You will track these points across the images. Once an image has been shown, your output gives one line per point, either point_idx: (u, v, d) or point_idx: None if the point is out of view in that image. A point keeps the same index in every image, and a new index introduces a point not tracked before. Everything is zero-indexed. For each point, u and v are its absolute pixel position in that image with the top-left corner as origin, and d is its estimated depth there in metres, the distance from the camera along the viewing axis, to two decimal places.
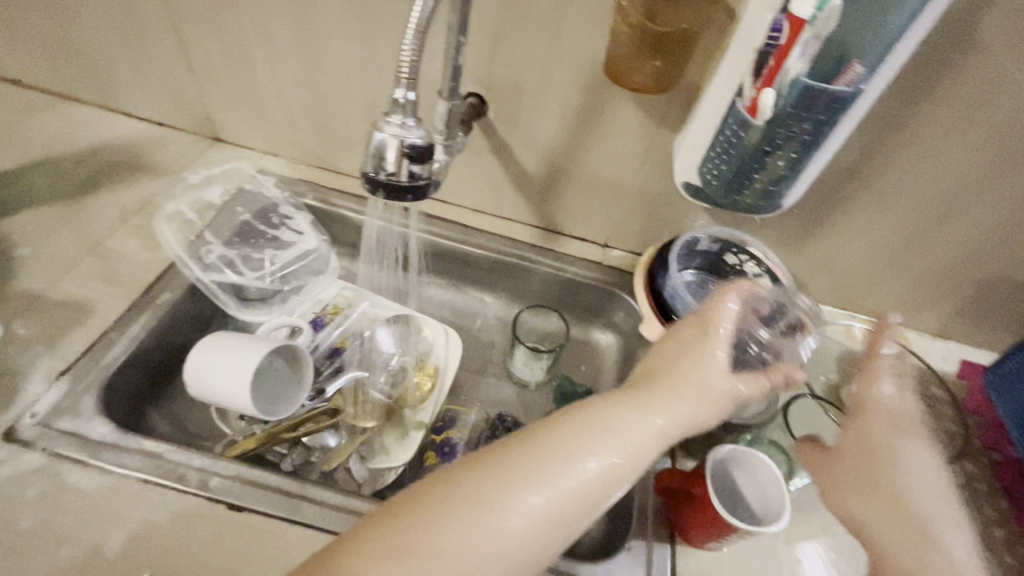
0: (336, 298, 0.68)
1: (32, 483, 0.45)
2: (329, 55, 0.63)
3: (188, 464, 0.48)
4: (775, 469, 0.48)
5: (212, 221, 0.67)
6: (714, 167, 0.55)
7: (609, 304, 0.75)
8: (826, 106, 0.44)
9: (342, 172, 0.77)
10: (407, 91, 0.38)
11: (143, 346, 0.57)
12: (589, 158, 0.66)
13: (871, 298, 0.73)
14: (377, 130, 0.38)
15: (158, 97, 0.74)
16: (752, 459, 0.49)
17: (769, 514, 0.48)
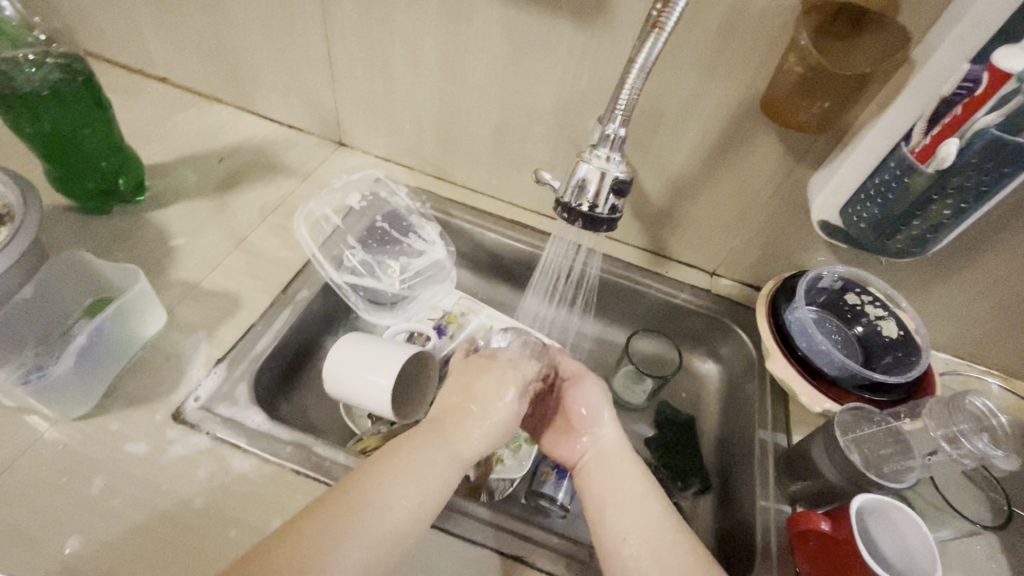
0: (453, 307, 0.70)
1: (200, 464, 0.48)
2: (471, 74, 0.66)
3: (334, 459, 0.51)
4: (924, 530, 0.47)
5: (347, 223, 0.71)
6: (862, 210, 0.54)
7: (716, 334, 0.74)
8: (1014, 158, 0.43)
9: (458, 183, 0.80)
10: (621, 126, 0.43)
11: (285, 341, 0.60)
12: (715, 187, 0.66)
13: (994, 351, 0.70)
14: (581, 164, 0.44)
15: (295, 102, 0.79)
16: (894, 513, 0.49)
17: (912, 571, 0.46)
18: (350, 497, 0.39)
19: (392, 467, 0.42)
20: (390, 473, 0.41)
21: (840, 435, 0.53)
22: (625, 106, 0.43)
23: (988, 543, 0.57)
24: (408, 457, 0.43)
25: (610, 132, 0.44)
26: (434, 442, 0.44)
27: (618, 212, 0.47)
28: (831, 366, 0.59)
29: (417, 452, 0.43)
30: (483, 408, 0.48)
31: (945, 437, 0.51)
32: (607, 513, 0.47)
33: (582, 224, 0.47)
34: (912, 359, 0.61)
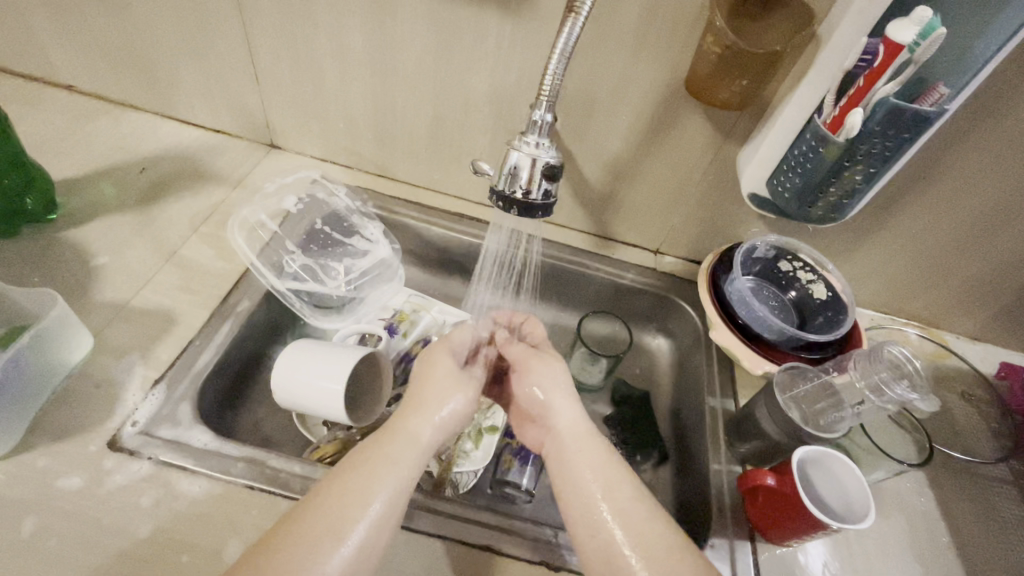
0: (404, 305, 0.69)
1: (145, 491, 0.46)
2: (402, 67, 0.64)
3: (290, 471, 0.50)
4: (858, 472, 0.51)
5: (285, 228, 0.68)
6: (786, 180, 0.57)
7: (663, 310, 0.77)
8: (912, 124, 0.47)
9: (400, 179, 0.78)
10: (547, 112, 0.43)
11: (228, 355, 0.58)
12: (652, 168, 0.68)
13: (913, 303, 0.76)
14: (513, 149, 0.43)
15: (220, 105, 0.75)
16: (831, 458, 0.52)
17: (851, 512, 0.50)
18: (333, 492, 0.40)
19: (365, 461, 0.42)
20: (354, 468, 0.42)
21: (778, 393, 0.56)
22: (551, 90, 0.43)
23: (916, 479, 0.62)
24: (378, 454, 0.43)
25: (538, 118, 0.44)
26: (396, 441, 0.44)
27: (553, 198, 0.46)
28: (769, 331, 0.62)
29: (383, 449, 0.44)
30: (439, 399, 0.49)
31: (870, 388, 0.54)
32: (569, 488, 0.47)
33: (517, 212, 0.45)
34: (841, 318, 0.65)
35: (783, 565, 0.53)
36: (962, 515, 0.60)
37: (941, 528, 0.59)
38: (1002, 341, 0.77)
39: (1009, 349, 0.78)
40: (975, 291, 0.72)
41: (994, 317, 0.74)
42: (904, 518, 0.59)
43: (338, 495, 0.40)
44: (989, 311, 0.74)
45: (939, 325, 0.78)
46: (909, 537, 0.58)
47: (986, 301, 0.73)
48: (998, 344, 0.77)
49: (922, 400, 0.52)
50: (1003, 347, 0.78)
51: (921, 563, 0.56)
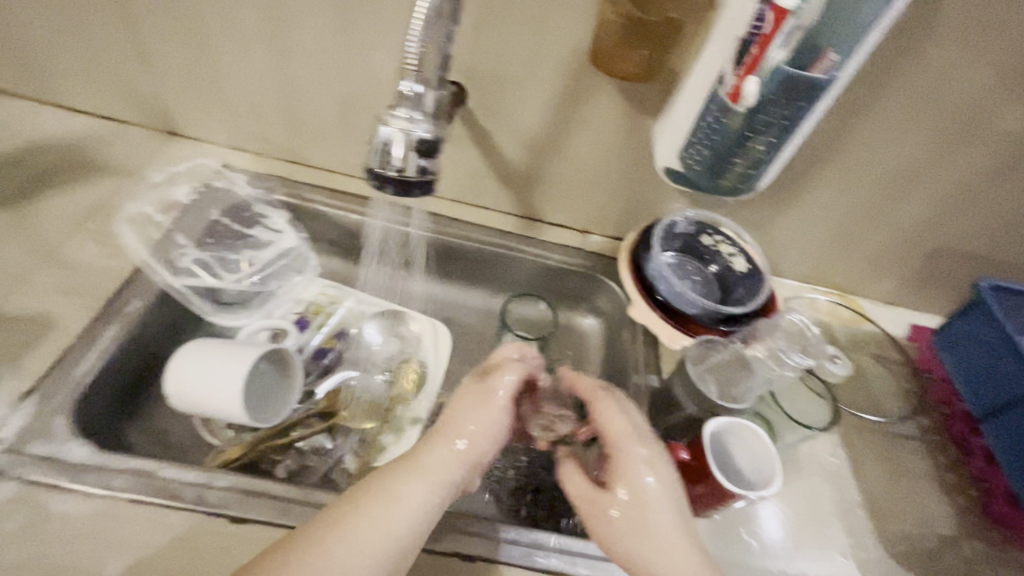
0: (318, 296, 0.66)
1: (11, 515, 0.42)
2: (300, 42, 0.60)
3: (183, 479, 0.46)
4: (770, 445, 0.51)
5: (178, 220, 0.63)
6: (695, 153, 0.57)
7: (592, 290, 0.76)
8: (805, 92, 0.47)
9: (313, 164, 0.74)
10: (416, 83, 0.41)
11: (116, 359, 0.53)
12: (570, 145, 0.67)
13: (831, 272, 0.79)
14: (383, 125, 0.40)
15: (105, 88, 0.69)
16: (745, 431, 0.53)
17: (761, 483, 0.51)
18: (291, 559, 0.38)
19: (386, 490, 0.42)
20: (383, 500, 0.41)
21: (694, 366, 0.58)
22: (415, 61, 0.41)
23: (831, 441, 0.64)
24: (396, 479, 0.43)
25: (407, 90, 0.42)
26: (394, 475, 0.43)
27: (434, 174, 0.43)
28: (689, 305, 0.62)
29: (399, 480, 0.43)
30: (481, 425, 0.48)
31: (775, 358, 0.59)
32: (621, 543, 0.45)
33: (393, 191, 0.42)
34: (758, 288, 0.66)
35: (702, 534, 0.54)
36: (873, 473, 0.63)
37: (852, 486, 0.61)
38: (914, 304, 0.81)
39: (921, 311, 0.82)
40: (885, 256, 0.75)
41: (905, 281, 0.77)
42: (818, 480, 0.61)
43: (360, 527, 0.40)
44: (900, 275, 0.77)
45: (857, 291, 0.81)
46: (822, 498, 0.59)
47: (897, 266, 0.76)
48: (910, 307, 0.81)
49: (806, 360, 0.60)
50: (915, 309, 0.81)
51: (834, 522, 0.58)
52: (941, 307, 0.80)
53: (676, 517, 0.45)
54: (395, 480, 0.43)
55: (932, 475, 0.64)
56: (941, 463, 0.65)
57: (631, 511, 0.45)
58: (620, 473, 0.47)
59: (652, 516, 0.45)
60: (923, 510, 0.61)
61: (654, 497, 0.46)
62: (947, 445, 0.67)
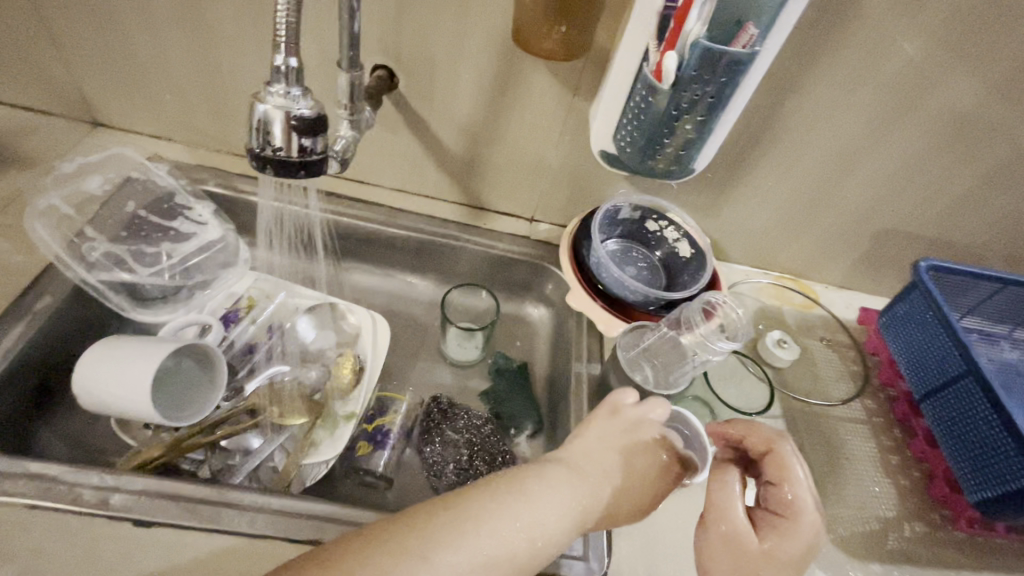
0: (250, 290, 0.64)
1: None
2: (220, 26, 0.58)
3: (85, 483, 0.44)
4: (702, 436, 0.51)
5: (91, 214, 0.61)
6: (627, 135, 0.55)
7: (539, 279, 0.75)
8: (727, 69, 0.45)
9: (248, 155, 0.72)
10: (290, 57, 0.34)
11: (23, 359, 0.51)
12: (507, 130, 0.65)
13: (780, 256, 0.78)
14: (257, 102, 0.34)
15: (20, 77, 0.66)
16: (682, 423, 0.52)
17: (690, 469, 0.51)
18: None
19: (432, 526, 0.38)
20: (414, 530, 0.38)
21: (623, 354, 0.57)
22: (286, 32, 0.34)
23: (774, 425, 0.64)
24: (439, 520, 0.39)
25: (280, 64, 0.35)
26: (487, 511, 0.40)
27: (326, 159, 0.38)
28: (630, 292, 0.61)
29: (463, 514, 0.39)
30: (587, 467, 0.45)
31: (702, 345, 0.56)
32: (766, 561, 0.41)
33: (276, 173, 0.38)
34: (702, 273, 0.65)
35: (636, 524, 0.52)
36: (817, 456, 0.62)
37: None
38: (863, 286, 0.81)
39: (871, 294, 0.82)
40: (832, 239, 0.74)
41: (852, 263, 0.77)
42: None
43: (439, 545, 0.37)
44: (847, 257, 0.77)
45: (807, 275, 0.80)
46: None
47: (845, 249, 0.75)
48: (860, 290, 0.81)
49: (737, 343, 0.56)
50: (865, 291, 0.81)
51: None
52: (890, 290, 0.80)
53: (800, 570, 0.42)
54: (574, 505, 0.42)
55: (876, 456, 0.64)
56: (886, 445, 0.65)
57: (779, 561, 0.41)
58: (793, 520, 0.42)
59: (776, 570, 0.41)
60: (867, 492, 0.61)
61: (812, 543, 0.42)
62: (892, 426, 0.67)
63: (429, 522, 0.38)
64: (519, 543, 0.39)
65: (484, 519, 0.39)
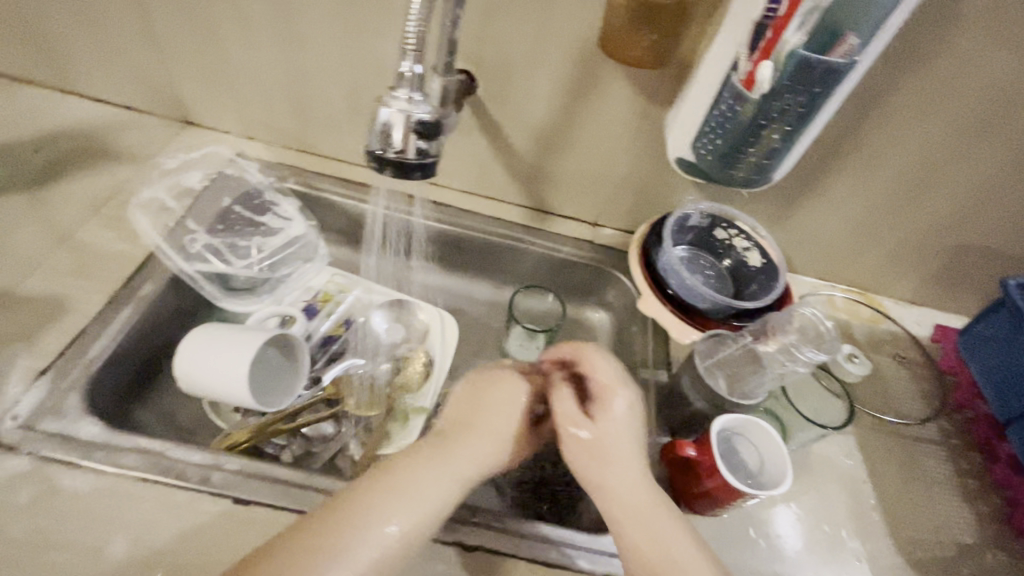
0: (327, 285, 0.67)
1: (22, 489, 0.43)
2: (309, 31, 0.61)
3: (188, 460, 0.47)
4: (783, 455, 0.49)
5: (189, 205, 0.65)
6: (708, 142, 0.55)
7: (601, 283, 0.75)
8: (822, 78, 0.45)
9: (324, 154, 0.74)
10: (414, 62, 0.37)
11: (128, 341, 0.54)
12: (580, 135, 0.66)
13: (851, 269, 0.76)
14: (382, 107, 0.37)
15: (120, 77, 0.70)
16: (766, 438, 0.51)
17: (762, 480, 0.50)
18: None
19: (338, 521, 0.40)
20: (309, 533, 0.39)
21: (699, 363, 0.56)
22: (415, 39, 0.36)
23: (846, 442, 0.62)
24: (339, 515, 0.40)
25: (405, 69, 0.37)
26: (378, 502, 0.41)
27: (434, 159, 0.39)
28: (702, 301, 0.60)
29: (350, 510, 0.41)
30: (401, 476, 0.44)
31: (784, 353, 0.54)
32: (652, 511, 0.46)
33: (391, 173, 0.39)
34: (773, 283, 0.64)
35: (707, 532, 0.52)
36: (890, 476, 0.61)
37: (867, 490, 0.59)
38: (938, 303, 0.78)
39: (946, 311, 0.78)
40: (908, 253, 0.72)
41: (928, 279, 0.75)
42: (830, 482, 0.59)
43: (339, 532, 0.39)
44: (923, 273, 0.74)
45: (878, 290, 0.78)
46: (835, 500, 0.58)
47: (919, 264, 0.73)
48: (934, 306, 0.78)
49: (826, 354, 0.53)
50: (939, 308, 0.78)
51: (847, 524, 0.56)
52: (964, 308, 0.77)
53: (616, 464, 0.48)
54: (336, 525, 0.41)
55: (953, 481, 0.62)
56: (964, 469, 0.63)
57: (598, 450, 0.49)
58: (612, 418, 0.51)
59: (607, 470, 0.48)
60: (943, 517, 0.59)
61: (622, 430, 0.50)
62: (970, 450, 0.64)
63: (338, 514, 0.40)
64: (440, 489, 0.44)
65: (375, 514, 0.41)
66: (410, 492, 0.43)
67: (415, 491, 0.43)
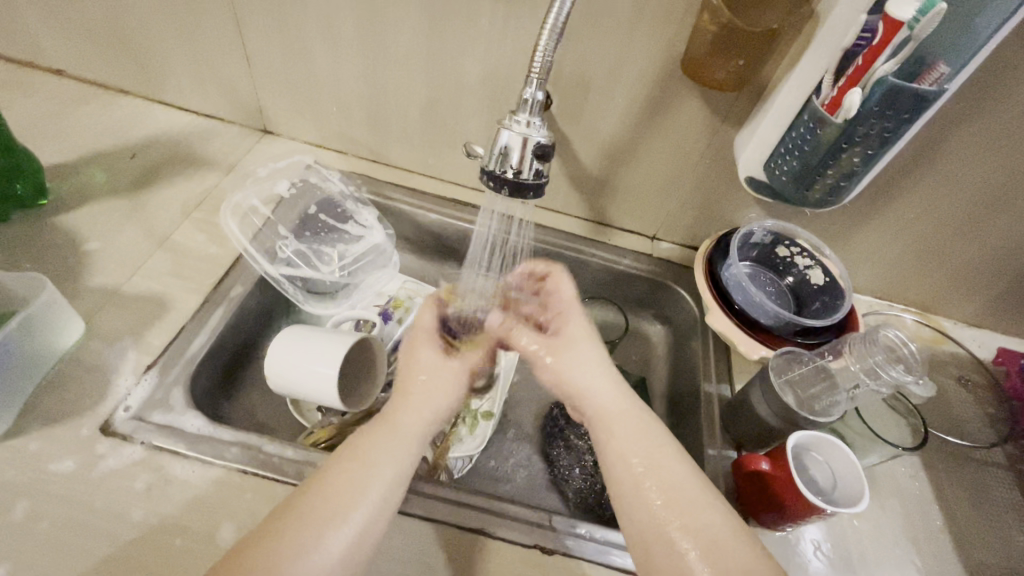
0: (399, 291, 0.69)
1: (138, 475, 0.46)
2: (394, 49, 0.63)
3: (284, 455, 0.49)
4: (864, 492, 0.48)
5: (278, 211, 0.68)
6: (783, 163, 0.56)
7: (660, 296, 0.76)
8: (911, 104, 0.46)
9: (393, 164, 0.77)
10: (539, 90, 0.40)
11: (222, 339, 0.58)
12: (648, 152, 0.67)
13: (911, 289, 0.76)
14: (503, 130, 0.41)
15: (209, 88, 0.74)
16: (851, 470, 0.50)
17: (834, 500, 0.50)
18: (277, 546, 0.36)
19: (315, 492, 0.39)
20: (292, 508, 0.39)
21: (773, 376, 0.56)
22: (541, 67, 0.40)
23: (910, 463, 0.63)
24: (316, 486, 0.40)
25: (528, 97, 0.41)
26: (344, 470, 0.41)
27: (546, 178, 0.43)
28: (766, 316, 0.61)
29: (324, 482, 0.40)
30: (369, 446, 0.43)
31: (864, 371, 0.54)
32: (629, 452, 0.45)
33: (509, 193, 0.42)
34: (838, 303, 0.64)
35: (778, 547, 0.53)
36: (955, 499, 0.61)
37: (934, 511, 0.59)
38: (999, 326, 0.77)
39: (1008, 334, 0.78)
40: (973, 276, 0.72)
41: (991, 302, 0.74)
42: (896, 502, 0.59)
43: (309, 504, 0.39)
44: (987, 295, 0.74)
45: (938, 311, 0.78)
46: (901, 519, 0.58)
47: (982, 287, 0.73)
48: (996, 329, 0.77)
49: (911, 373, 0.53)
50: (1000, 331, 0.78)
51: (914, 546, 0.57)
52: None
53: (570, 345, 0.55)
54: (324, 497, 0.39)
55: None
56: None
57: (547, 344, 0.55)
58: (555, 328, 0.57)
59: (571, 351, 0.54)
60: (1012, 542, 0.59)
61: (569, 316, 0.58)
62: None
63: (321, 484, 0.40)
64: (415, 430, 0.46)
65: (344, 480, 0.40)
66: (382, 435, 0.44)
67: (387, 434, 0.44)
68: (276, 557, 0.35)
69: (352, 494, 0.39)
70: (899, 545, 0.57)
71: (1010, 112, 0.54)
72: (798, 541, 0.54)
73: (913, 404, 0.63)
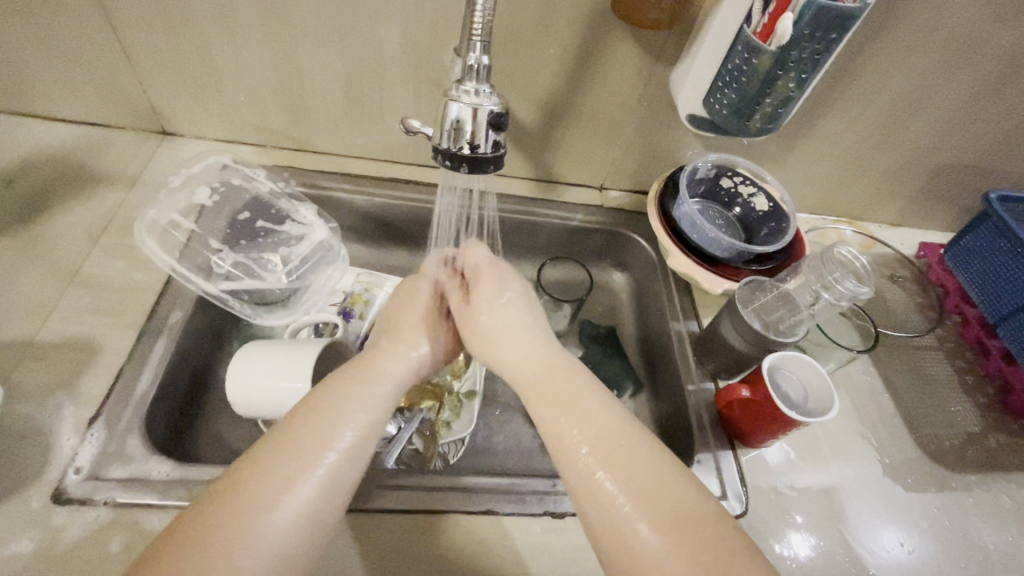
0: (354, 286, 0.66)
1: (112, 538, 0.42)
2: (299, 24, 0.57)
3: None
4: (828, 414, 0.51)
5: (204, 224, 0.62)
6: (721, 97, 0.57)
7: (616, 246, 0.77)
8: (838, 23, 0.46)
9: (320, 151, 0.72)
10: (483, 53, 0.37)
11: (171, 372, 0.52)
12: (586, 102, 0.66)
13: (840, 200, 0.81)
14: (452, 101, 0.38)
15: (83, 93, 0.63)
16: (821, 397, 0.53)
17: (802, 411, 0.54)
18: (220, 512, 0.33)
19: (262, 476, 0.35)
20: (242, 492, 0.35)
21: (741, 307, 0.58)
22: (483, 29, 0.37)
23: (862, 361, 0.69)
24: (268, 463, 0.36)
25: (473, 62, 0.38)
26: (286, 454, 0.37)
27: (503, 148, 0.41)
28: (721, 250, 0.64)
29: (274, 459, 0.36)
30: (320, 435, 0.38)
31: (823, 288, 0.58)
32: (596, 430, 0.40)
33: (468, 169, 0.40)
34: (783, 225, 0.67)
35: (761, 463, 0.57)
36: (904, 384, 0.68)
37: (886, 400, 0.66)
38: (916, 222, 0.85)
39: (922, 228, 0.86)
40: (894, 180, 0.77)
41: (910, 202, 0.81)
42: (853, 398, 0.65)
43: (241, 492, 0.34)
44: (906, 197, 0.80)
45: (864, 218, 0.84)
46: (863, 411, 0.64)
47: (901, 187, 0.78)
48: (913, 226, 0.85)
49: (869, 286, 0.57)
50: (917, 227, 0.86)
51: (875, 432, 0.63)
52: (939, 223, 0.85)
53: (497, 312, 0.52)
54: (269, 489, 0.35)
55: (960, 378, 0.69)
56: (962, 367, 0.70)
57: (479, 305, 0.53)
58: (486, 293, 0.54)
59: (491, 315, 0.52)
60: (950, 412, 0.66)
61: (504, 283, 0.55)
62: (963, 349, 0.72)
63: (268, 459, 0.36)
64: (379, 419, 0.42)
65: (284, 475, 0.36)
66: (354, 409, 0.41)
67: (358, 403, 0.41)
68: (217, 541, 0.32)
69: (305, 473, 0.36)
70: (863, 435, 0.62)
71: (920, 17, 0.57)
72: (773, 452, 0.58)
73: (860, 306, 0.68)
